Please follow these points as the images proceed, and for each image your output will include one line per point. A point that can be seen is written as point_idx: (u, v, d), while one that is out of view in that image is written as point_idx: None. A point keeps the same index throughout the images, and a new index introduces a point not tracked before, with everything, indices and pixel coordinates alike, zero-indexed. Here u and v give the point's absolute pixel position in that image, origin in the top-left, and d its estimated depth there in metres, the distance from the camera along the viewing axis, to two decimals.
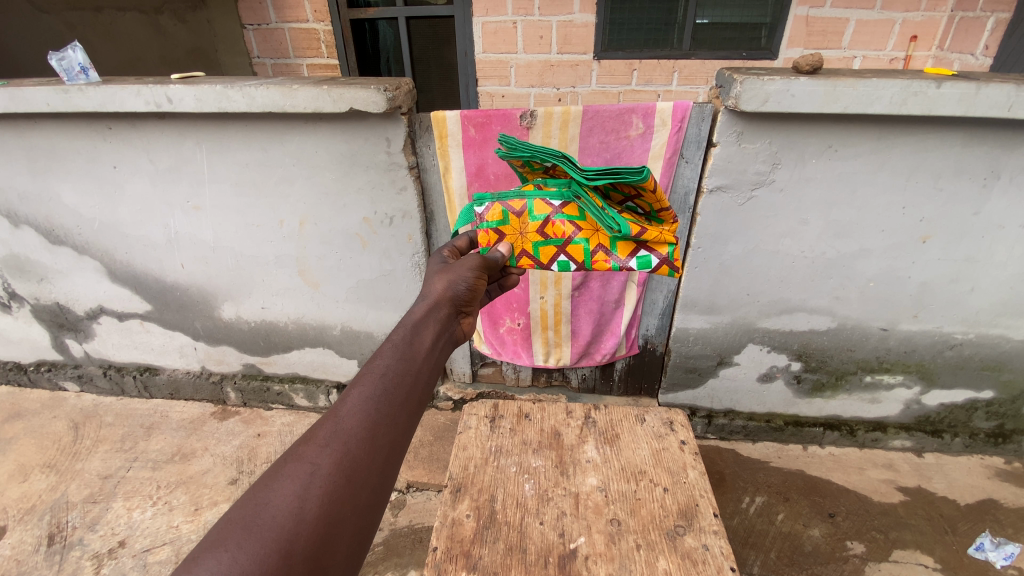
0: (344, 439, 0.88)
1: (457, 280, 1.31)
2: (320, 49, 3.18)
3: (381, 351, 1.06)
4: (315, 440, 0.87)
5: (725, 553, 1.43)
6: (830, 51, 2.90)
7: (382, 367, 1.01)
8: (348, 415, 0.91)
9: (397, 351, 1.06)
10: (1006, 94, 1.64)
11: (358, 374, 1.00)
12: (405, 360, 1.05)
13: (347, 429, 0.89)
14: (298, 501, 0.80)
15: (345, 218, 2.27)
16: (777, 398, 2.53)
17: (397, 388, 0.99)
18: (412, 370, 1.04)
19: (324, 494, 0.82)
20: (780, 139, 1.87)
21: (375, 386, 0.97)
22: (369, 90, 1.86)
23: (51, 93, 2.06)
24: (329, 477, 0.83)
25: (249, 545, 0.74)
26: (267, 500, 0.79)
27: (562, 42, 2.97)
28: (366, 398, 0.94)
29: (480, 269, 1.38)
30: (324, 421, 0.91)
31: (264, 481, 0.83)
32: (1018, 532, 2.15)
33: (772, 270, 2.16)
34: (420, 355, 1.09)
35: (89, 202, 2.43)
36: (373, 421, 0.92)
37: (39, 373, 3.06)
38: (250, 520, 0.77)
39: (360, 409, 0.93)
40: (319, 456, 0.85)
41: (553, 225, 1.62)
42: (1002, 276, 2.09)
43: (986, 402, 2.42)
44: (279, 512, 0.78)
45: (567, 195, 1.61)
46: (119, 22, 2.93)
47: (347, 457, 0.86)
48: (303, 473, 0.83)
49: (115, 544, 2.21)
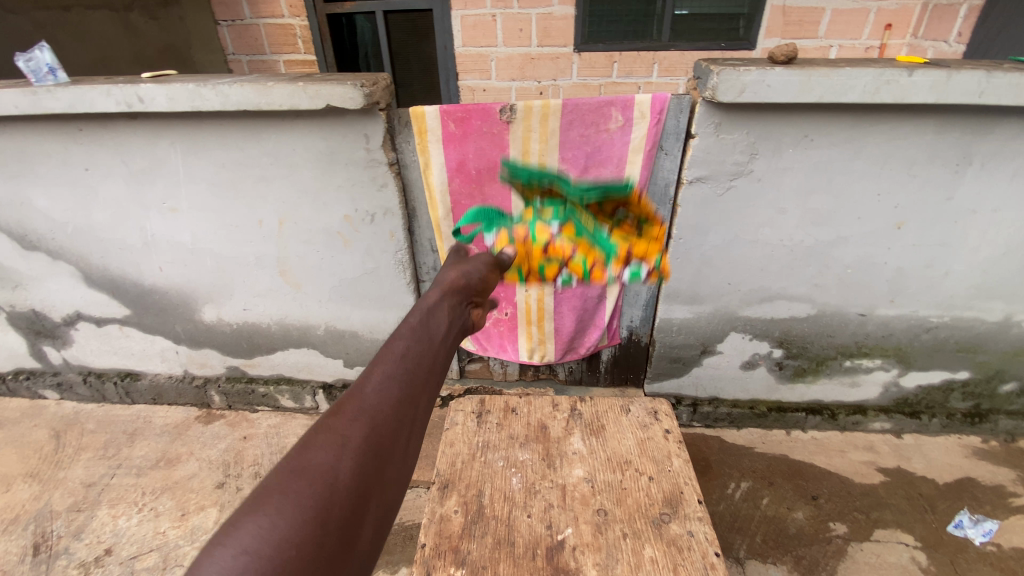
0: (373, 414, 0.86)
1: (472, 269, 1.29)
2: (296, 45, 3.14)
3: (405, 326, 1.04)
4: (344, 413, 0.85)
5: (710, 539, 1.46)
6: (806, 41, 2.92)
7: (407, 342, 0.99)
8: (376, 389, 0.89)
9: (420, 327, 1.04)
10: (976, 81, 1.67)
11: (384, 347, 0.97)
12: (428, 336, 1.03)
13: (376, 402, 0.87)
14: (329, 473, 0.77)
15: (325, 216, 2.25)
16: (760, 384, 2.56)
17: (422, 363, 0.97)
18: (436, 346, 1.02)
19: (355, 467, 0.80)
20: (757, 130, 1.89)
21: (400, 361, 0.95)
22: (345, 86, 1.83)
23: (19, 95, 2.00)
24: (359, 451, 0.81)
25: (285, 514, 0.72)
26: (299, 470, 0.77)
27: (541, 35, 2.95)
28: (393, 372, 0.92)
29: (492, 264, 1.36)
30: (352, 394, 0.88)
31: (294, 451, 0.80)
32: (994, 508, 2.21)
33: (752, 259, 2.18)
34: (444, 331, 1.07)
35: (62, 206, 2.38)
36: (401, 396, 0.90)
37: (17, 382, 2.99)
38: (282, 489, 0.75)
39: (388, 383, 0.90)
40: (350, 428, 0.83)
41: (554, 248, 1.73)
42: (975, 260, 2.14)
43: (962, 382, 2.48)
44: (311, 483, 0.76)
45: (563, 219, 1.76)
46: (89, 21, 2.80)
47: (376, 430, 0.84)
48: (333, 444, 0.80)
49: (102, 552, 2.18)
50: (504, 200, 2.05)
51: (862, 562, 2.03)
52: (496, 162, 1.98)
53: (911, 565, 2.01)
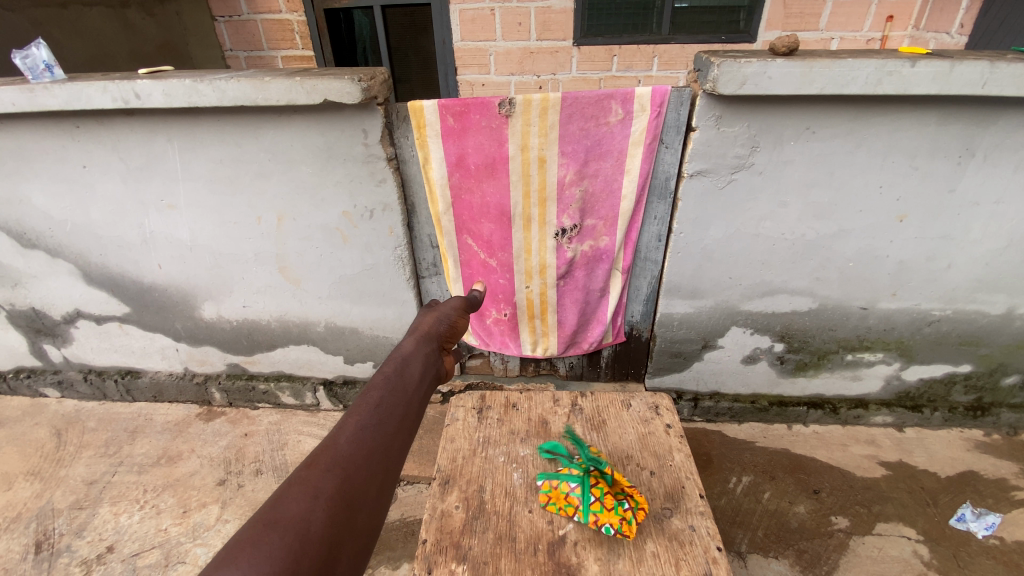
0: (346, 464, 0.88)
1: (441, 317, 1.42)
2: (294, 41, 3.11)
3: (375, 381, 1.08)
4: (318, 463, 0.87)
5: (711, 534, 1.46)
6: (807, 33, 2.90)
7: (379, 394, 1.04)
8: (348, 440, 0.92)
9: (391, 380, 1.10)
10: (979, 72, 1.66)
11: (355, 402, 1.01)
12: (399, 388, 1.09)
13: (348, 454, 0.90)
14: (303, 523, 0.78)
15: (324, 212, 2.24)
16: (762, 378, 2.56)
17: (392, 414, 1.01)
18: (407, 397, 1.08)
19: (328, 517, 0.81)
20: (758, 123, 1.88)
21: (372, 412, 0.99)
22: (342, 81, 1.82)
23: (15, 92, 1.99)
24: (333, 501, 0.82)
25: (258, 565, 0.71)
26: (273, 521, 0.77)
27: (541, 29, 2.93)
28: (364, 424, 0.96)
29: (461, 308, 1.48)
30: (325, 446, 0.91)
31: (267, 504, 0.80)
32: (997, 502, 2.20)
33: (753, 253, 2.17)
34: (413, 383, 1.13)
35: (60, 204, 2.37)
36: (373, 446, 0.93)
37: (18, 380, 2.99)
38: (256, 542, 0.74)
39: (360, 435, 0.94)
40: (323, 480, 0.85)
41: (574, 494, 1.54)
42: (978, 253, 2.13)
43: (964, 375, 2.47)
44: (285, 534, 0.76)
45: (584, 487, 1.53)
46: (85, 18, 2.79)
47: (348, 481, 0.86)
48: (307, 496, 0.82)
49: (104, 550, 2.19)
50: (504, 195, 2.04)
51: (864, 556, 2.03)
52: (496, 156, 1.97)
53: (913, 559, 2.01)
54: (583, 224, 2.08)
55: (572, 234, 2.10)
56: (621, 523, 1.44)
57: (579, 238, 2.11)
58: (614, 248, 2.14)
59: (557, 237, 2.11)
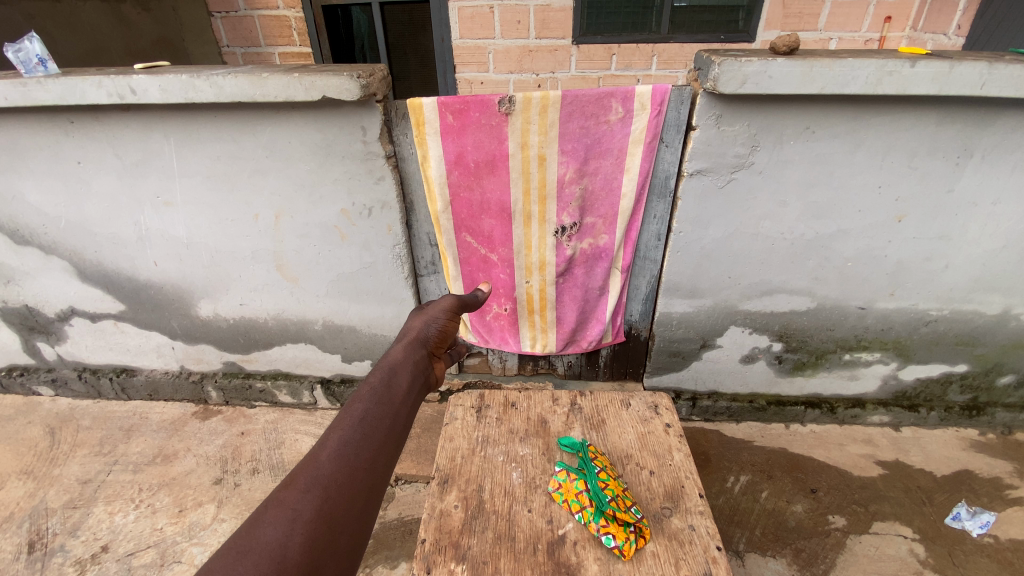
0: (324, 485, 0.92)
1: (430, 321, 1.51)
2: (292, 37, 3.07)
3: (359, 395, 1.14)
4: (297, 485, 0.91)
5: (711, 533, 1.46)
6: (806, 33, 2.90)
7: (361, 412, 1.09)
8: (330, 458, 0.97)
9: (375, 395, 1.15)
10: (979, 72, 1.65)
11: (338, 419, 1.07)
12: (383, 403, 1.14)
13: (327, 475, 0.94)
14: (280, 548, 0.82)
15: (322, 210, 2.22)
16: (760, 378, 2.56)
17: (375, 430, 1.06)
18: (389, 412, 1.13)
19: (305, 540, 0.84)
20: (758, 121, 1.88)
21: (352, 431, 1.04)
22: (341, 77, 1.80)
23: (7, 86, 1.96)
24: (310, 524, 0.86)
25: None
26: (250, 548, 0.81)
27: (540, 27, 2.92)
28: (344, 441, 1.01)
29: (450, 312, 1.56)
30: (304, 468, 0.95)
31: (244, 530, 0.84)
32: (992, 501, 2.22)
33: (751, 253, 2.17)
34: (398, 397, 1.19)
35: (54, 200, 2.35)
36: (352, 465, 0.98)
37: (11, 379, 2.96)
38: (231, 568, 0.78)
39: (339, 454, 0.98)
40: (301, 502, 0.89)
41: (579, 500, 1.52)
42: (975, 253, 2.13)
43: (961, 375, 2.48)
44: (261, 559, 0.80)
45: (591, 497, 1.51)
46: (80, 12, 2.76)
47: (327, 503, 0.90)
48: (284, 519, 0.86)
49: (98, 550, 2.17)
50: (503, 193, 2.04)
51: (861, 555, 2.03)
52: (496, 153, 1.96)
53: (909, 558, 2.02)
54: (583, 222, 2.08)
55: (572, 232, 2.10)
56: (621, 540, 1.41)
57: (578, 236, 2.11)
58: (613, 247, 2.14)
59: (557, 234, 2.11)
